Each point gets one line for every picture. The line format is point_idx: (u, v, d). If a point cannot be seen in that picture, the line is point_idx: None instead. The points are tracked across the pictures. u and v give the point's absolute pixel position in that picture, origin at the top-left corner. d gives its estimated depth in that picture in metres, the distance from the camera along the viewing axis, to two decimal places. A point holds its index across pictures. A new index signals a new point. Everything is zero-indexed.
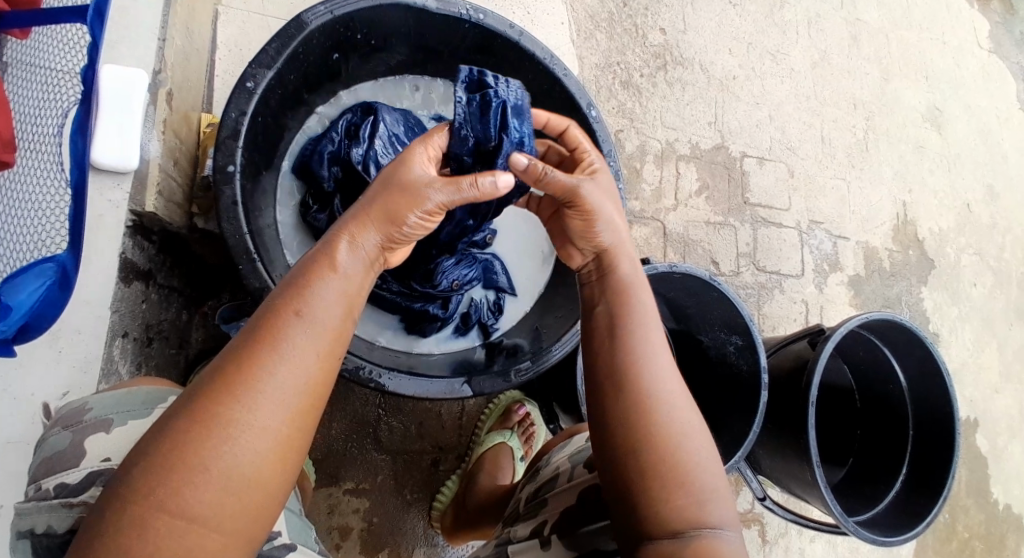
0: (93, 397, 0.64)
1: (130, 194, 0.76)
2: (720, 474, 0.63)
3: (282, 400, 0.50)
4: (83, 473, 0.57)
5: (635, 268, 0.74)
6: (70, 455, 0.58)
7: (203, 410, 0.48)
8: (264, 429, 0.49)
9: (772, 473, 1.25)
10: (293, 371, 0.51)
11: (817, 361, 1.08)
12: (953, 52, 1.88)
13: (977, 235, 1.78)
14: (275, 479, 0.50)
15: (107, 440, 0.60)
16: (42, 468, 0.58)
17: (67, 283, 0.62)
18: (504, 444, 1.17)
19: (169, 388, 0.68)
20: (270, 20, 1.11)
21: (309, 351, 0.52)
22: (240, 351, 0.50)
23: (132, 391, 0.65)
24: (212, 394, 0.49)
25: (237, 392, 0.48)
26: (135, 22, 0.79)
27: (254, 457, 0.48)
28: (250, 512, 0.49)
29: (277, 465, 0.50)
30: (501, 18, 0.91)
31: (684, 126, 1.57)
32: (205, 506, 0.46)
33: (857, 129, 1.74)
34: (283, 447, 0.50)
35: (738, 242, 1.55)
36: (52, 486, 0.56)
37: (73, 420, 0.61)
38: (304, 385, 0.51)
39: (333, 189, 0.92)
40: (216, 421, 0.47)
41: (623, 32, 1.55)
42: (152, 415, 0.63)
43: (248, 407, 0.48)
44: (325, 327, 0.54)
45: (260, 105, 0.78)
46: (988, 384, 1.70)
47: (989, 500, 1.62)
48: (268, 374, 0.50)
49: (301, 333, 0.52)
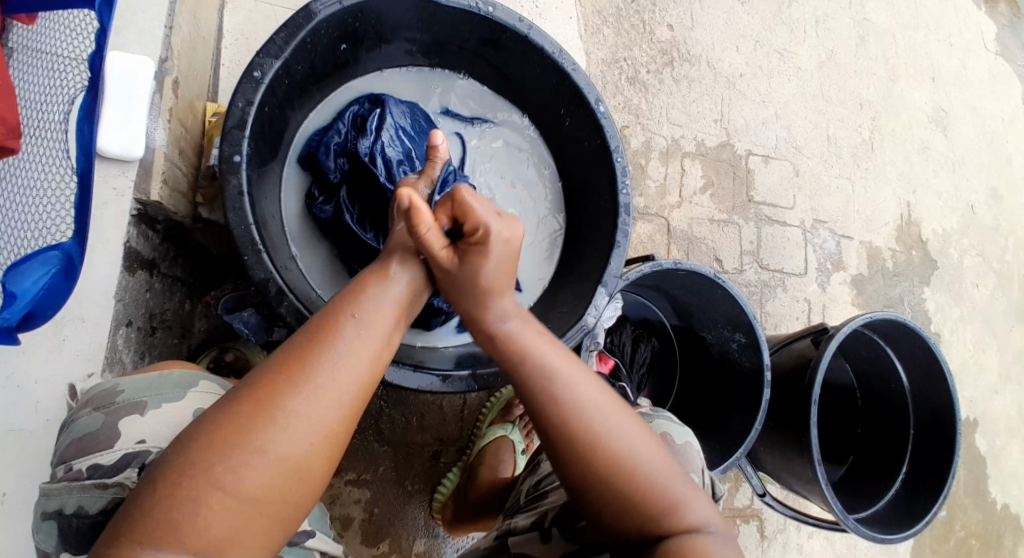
0: (123, 380, 0.64)
1: (135, 182, 0.75)
2: (688, 481, 0.65)
3: (337, 394, 0.54)
4: (117, 454, 0.58)
5: (517, 307, 0.71)
6: (103, 436, 0.58)
7: (263, 395, 0.51)
8: (317, 418, 0.52)
9: (773, 471, 1.25)
10: (347, 365, 0.56)
11: (820, 360, 1.08)
12: (960, 53, 1.88)
13: (980, 236, 1.78)
14: (316, 471, 0.52)
15: (141, 422, 0.60)
16: (71, 449, 0.58)
17: (71, 271, 0.62)
18: (505, 438, 1.16)
19: (198, 372, 0.68)
20: (278, 10, 1.10)
21: (363, 350, 0.57)
22: (299, 346, 0.55)
23: (163, 375, 0.65)
24: (274, 380, 0.52)
25: (297, 381, 0.52)
26: (142, 9, 0.78)
27: (304, 446, 0.51)
28: (289, 499, 0.51)
29: (321, 457, 0.53)
30: (510, 11, 0.89)
31: (690, 122, 1.56)
32: (253, 488, 0.48)
33: (863, 129, 1.73)
34: (328, 441, 0.53)
35: (741, 239, 1.55)
36: (84, 467, 0.57)
37: (104, 402, 0.61)
38: (356, 380, 0.56)
39: (339, 180, 0.92)
40: (274, 407, 0.51)
41: (631, 28, 1.54)
42: (186, 400, 0.63)
43: (306, 397, 0.52)
44: (375, 329, 0.60)
45: (267, 95, 0.77)
46: (989, 385, 1.70)
47: (987, 501, 1.62)
48: (326, 365, 0.54)
49: (356, 332, 0.58)
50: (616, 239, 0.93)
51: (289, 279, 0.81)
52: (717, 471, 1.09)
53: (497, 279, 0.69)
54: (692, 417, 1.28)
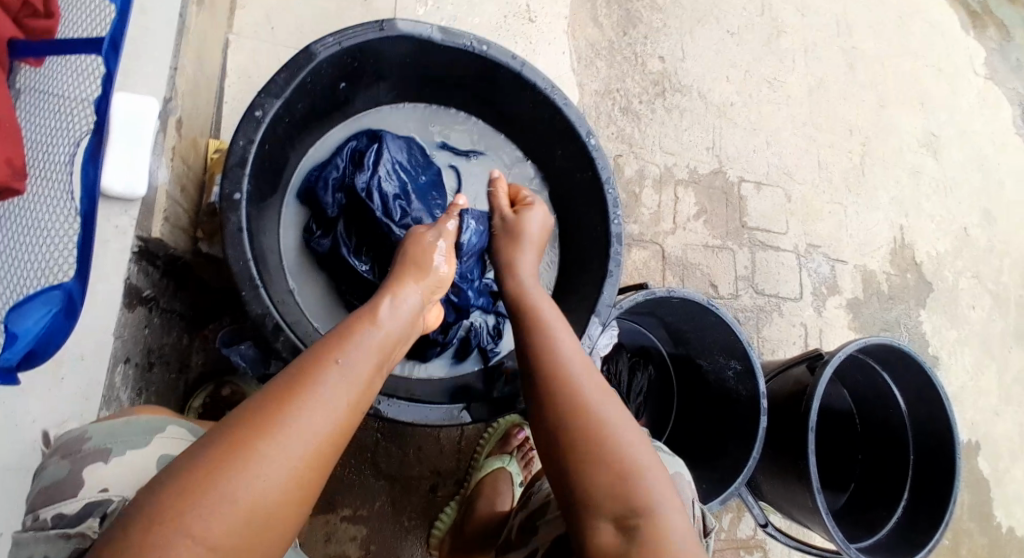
0: (91, 426, 0.65)
1: (136, 221, 0.77)
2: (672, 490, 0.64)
3: (312, 436, 0.53)
4: (80, 503, 0.58)
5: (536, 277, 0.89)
6: (68, 484, 0.59)
7: (237, 439, 0.51)
8: (288, 466, 0.51)
9: (774, 500, 1.24)
10: (325, 415, 0.55)
11: (817, 386, 1.09)
12: (947, 79, 1.92)
13: (974, 258, 1.80)
14: (285, 517, 0.51)
15: (104, 470, 0.60)
16: (39, 499, 0.59)
17: (72, 310, 0.63)
18: (503, 470, 1.17)
19: (168, 417, 0.69)
20: (279, 50, 1.13)
21: (341, 396, 0.57)
22: (278, 389, 0.55)
23: (131, 419, 0.66)
24: (251, 426, 0.51)
25: (273, 424, 0.52)
26: (146, 53, 0.80)
27: (275, 490, 0.50)
28: (255, 546, 0.49)
29: (291, 506, 0.51)
30: (503, 49, 0.92)
31: (683, 150, 1.59)
32: (221, 535, 0.47)
33: (854, 154, 1.76)
34: (296, 488, 0.52)
35: (736, 265, 1.57)
36: (49, 516, 0.57)
37: (71, 450, 0.61)
38: (332, 429, 0.55)
39: (337, 215, 0.94)
40: (250, 449, 0.50)
41: (623, 60, 1.58)
42: (151, 445, 0.63)
43: (279, 440, 0.51)
44: (357, 377, 0.60)
45: (268, 133, 0.79)
46: (988, 406, 1.70)
47: (991, 525, 1.61)
48: (304, 413, 0.54)
49: (335, 377, 0.58)
50: (609, 268, 0.94)
51: (287, 314, 0.82)
52: (716, 502, 1.08)
53: (534, 234, 0.93)
54: (689, 443, 1.28)
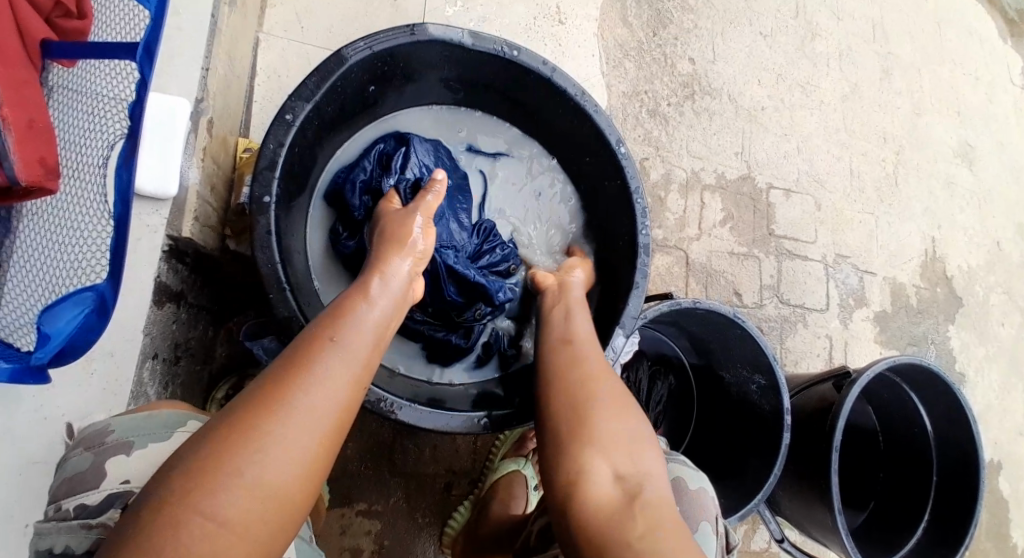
0: (116, 420, 0.65)
1: (167, 220, 0.77)
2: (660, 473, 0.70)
3: (314, 413, 0.55)
4: (102, 495, 0.58)
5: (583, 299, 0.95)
6: (91, 477, 0.59)
7: (241, 422, 0.52)
8: (293, 444, 0.52)
9: (792, 516, 1.22)
10: (323, 394, 0.56)
11: (843, 404, 1.06)
12: (987, 87, 1.86)
13: (1007, 273, 1.75)
14: (297, 493, 0.53)
15: (126, 463, 0.60)
16: (62, 489, 0.59)
17: (104, 311, 0.62)
18: (518, 473, 1.16)
19: (189, 413, 0.69)
20: (309, 48, 1.13)
21: (340, 374, 0.58)
22: (276, 372, 0.56)
23: (154, 414, 0.66)
24: (252, 409, 0.53)
25: (274, 407, 0.53)
26: (181, 52, 0.80)
27: (283, 466, 0.51)
28: (269, 524, 0.50)
29: (301, 482, 0.53)
30: (534, 54, 0.90)
31: (710, 155, 1.56)
32: (235, 512, 0.48)
33: (887, 163, 1.72)
34: (306, 466, 0.53)
35: (761, 273, 1.54)
36: (72, 506, 0.57)
37: (94, 442, 0.62)
38: (333, 405, 0.57)
39: (363, 218, 0.92)
40: (254, 430, 0.51)
41: (652, 61, 1.56)
42: (174, 439, 0.63)
43: (282, 420, 0.53)
44: (354, 354, 0.61)
45: (298, 136, 0.79)
46: (1015, 426, 1.65)
47: (1011, 547, 1.57)
48: (304, 393, 0.55)
49: (333, 356, 0.59)
50: (635, 279, 0.92)
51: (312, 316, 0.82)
52: (734, 518, 1.08)
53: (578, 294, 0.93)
54: (709, 456, 1.26)
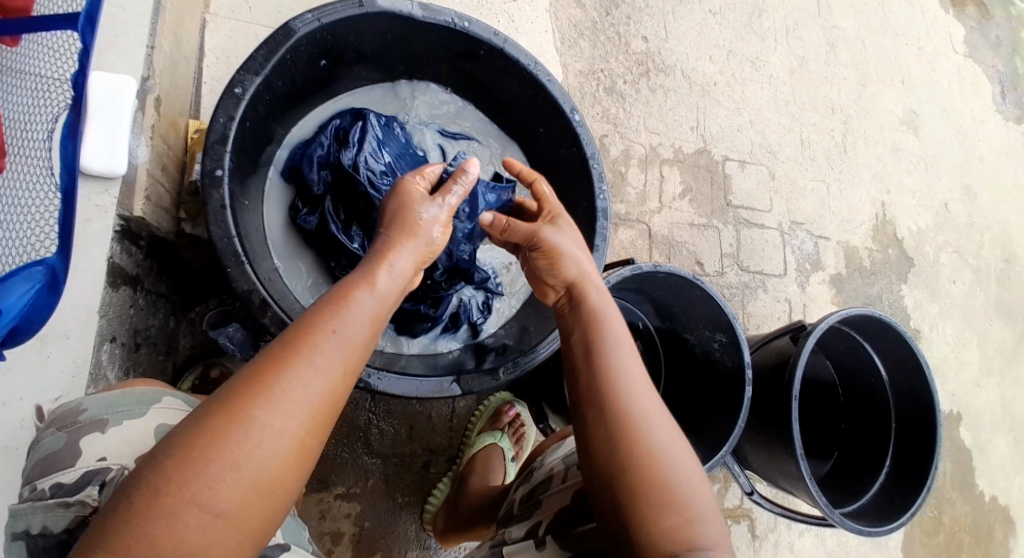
0: (86, 399, 0.66)
1: (118, 199, 0.76)
2: (700, 478, 0.66)
3: (309, 409, 0.54)
4: (79, 472, 0.60)
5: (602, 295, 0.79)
6: (65, 455, 0.61)
7: (238, 409, 0.52)
8: (285, 437, 0.52)
9: (761, 469, 1.27)
10: (319, 387, 0.55)
11: (799, 356, 1.11)
12: (928, 57, 1.94)
13: (955, 233, 1.83)
14: (290, 483, 0.54)
15: (102, 440, 0.62)
16: (36, 469, 0.61)
17: (55, 286, 0.62)
18: (495, 446, 1.19)
19: (162, 389, 0.70)
20: (258, 29, 1.12)
21: (336, 366, 0.57)
22: (275, 360, 0.55)
23: (127, 391, 0.67)
24: (245, 398, 0.52)
25: (268, 399, 0.52)
26: (123, 30, 0.79)
27: (276, 458, 0.52)
28: (259, 511, 0.52)
29: (291, 470, 0.54)
30: (485, 25, 0.92)
31: (666, 130, 1.60)
32: (228, 502, 0.50)
33: (836, 132, 1.78)
34: (297, 457, 0.54)
35: (721, 242, 1.58)
36: (47, 487, 0.59)
37: (67, 421, 0.63)
38: (325, 398, 0.56)
39: (323, 192, 0.94)
40: (247, 422, 0.51)
41: (606, 40, 1.58)
42: (145, 417, 0.65)
43: (277, 413, 0.52)
44: (354, 345, 0.59)
45: (248, 110, 0.79)
46: (970, 378, 1.74)
47: (975, 493, 1.65)
48: (300, 387, 0.54)
49: (332, 348, 0.57)
50: (595, 242, 0.95)
51: (274, 292, 0.82)
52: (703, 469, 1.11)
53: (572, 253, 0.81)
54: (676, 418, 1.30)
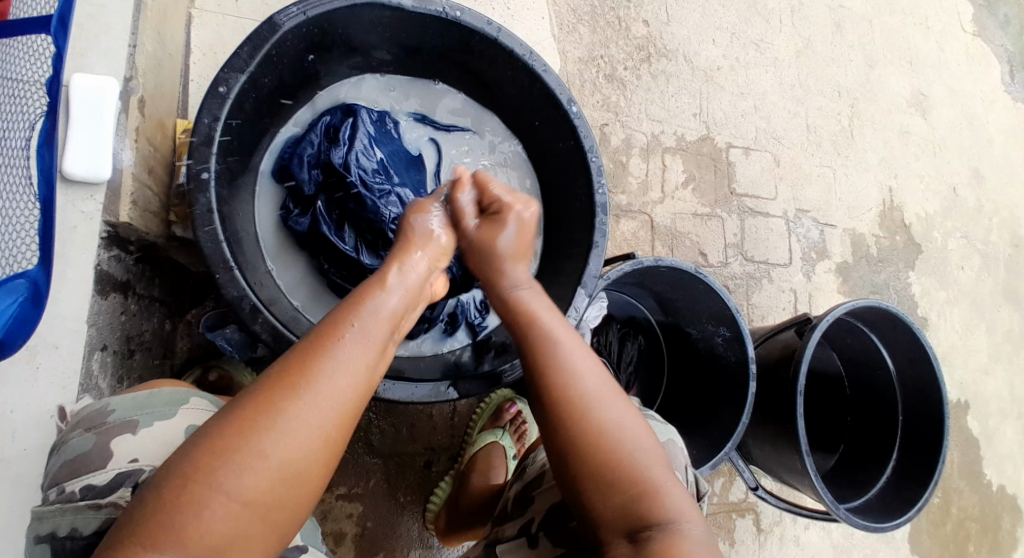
0: (114, 399, 0.66)
1: (103, 205, 0.74)
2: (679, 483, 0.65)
3: (335, 406, 0.55)
4: (110, 475, 0.60)
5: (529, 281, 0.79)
6: (95, 456, 0.61)
7: (264, 399, 0.53)
8: (310, 429, 0.53)
9: (764, 463, 1.25)
10: (343, 378, 0.56)
11: (804, 350, 1.08)
12: (937, 37, 1.89)
13: (963, 218, 1.80)
14: (312, 482, 0.54)
15: (133, 441, 0.62)
16: (63, 471, 0.61)
17: (38, 300, 0.64)
18: (495, 443, 1.17)
19: (188, 389, 0.70)
20: (245, 23, 1.09)
21: (358, 358, 0.57)
22: (299, 351, 0.56)
23: (154, 391, 0.68)
24: (271, 389, 0.53)
25: (294, 389, 0.53)
26: (104, 28, 0.77)
27: (301, 448, 0.52)
28: (284, 504, 0.52)
29: (318, 465, 0.54)
30: (477, 14, 0.89)
31: (669, 118, 1.56)
32: (253, 492, 0.50)
33: (842, 117, 1.74)
34: (324, 449, 0.54)
35: (725, 232, 1.56)
36: (77, 489, 0.59)
37: (95, 422, 0.63)
38: (351, 391, 0.56)
39: (314, 192, 0.92)
40: (275, 413, 0.52)
41: (606, 25, 1.54)
42: (177, 417, 0.65)
43: (301, 404, 0.53)
44: (375, 340, 0.60)
45: (234, 110, 0.76)
46: (978, 365, 1.71)
47: (982, 481, 1.64)
48: (322, 378, 0.55)
49: (354, 341, 0.58)
50: (594, 239, 0.93)
51: (264, 296, 0.80)
52: (706, 467, 1.10)
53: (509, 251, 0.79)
54: (679, 416, 1.29)
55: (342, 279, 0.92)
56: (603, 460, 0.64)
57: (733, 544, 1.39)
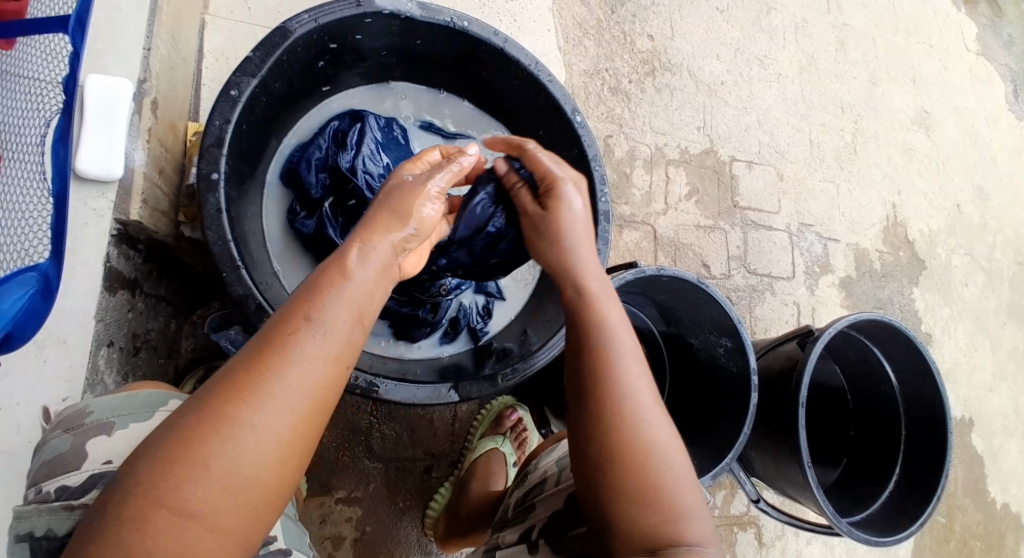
0: (93, 400, 0.66)
1: (114, 203, 0.76)
2: (690, 487, 0.64)
3: (292, 409, 0.52)
4: (84, 475, 0.59)
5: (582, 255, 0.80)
6: (71, 457, 0.60)
7: (216, 405, 0.51)
8: (266, 435, 0.51)
9: (766, 475, 1.25)
10: (299, 378, 0.53)
11: (807, 361, 1.08)
12: (940, 55, 1.90)
13: (967, 234, 1.80)
14: (272, 492, 0.52)
15: (108, 443, 0.62)
16: (41, 472, 0.61)
17: (48, 292, 0.64)
18: (496, 450, 1.18)
19: (170, 391, 0.70)
20: (257, 30, 1.11)
21: (317, 356, 0.55)
22: (253, 351, 0.53)
23: (134, 393, 0.67)
24: (222, 395, 0.51)
25: (245, 394, 0.51)
26: (120, 32, 0.79)
27: (256, 456, 0.50)
28: (245, 513, 0.50)
29: (276, 470, 0.52)
30: (485, 24, 0.90)
31: (673, 130, 1.58)
32: (203, 505, 0.48)
33: (846, 132, 1.75)
34: (280, 455, 0.52)
35: (728, 245, 1.56)
36: (52, 489, 0.59)
37: (73, 423, 0.63)
38: (308, 392, 0.54)
39: (321, 196, 0.93)
40: (225, 420, 0.50)
41: (612, 39, 1.57)
42: (155, 418, 0.65)
43: (254, 410, 0.51)
44: (336, 335, 0.56)
45: (245, 113, 0.78)
46: (983, 383, 1.71)
47: (987, 501, 1.62)
48: (276, 380, 0.52)
49: (312, 338, 0.55)
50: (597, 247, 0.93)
51: (269, 296, 0.81)
52: (708, 476, 1.09)
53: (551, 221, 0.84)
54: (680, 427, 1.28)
55: None
56: (618, 476, 0.63)
57: None
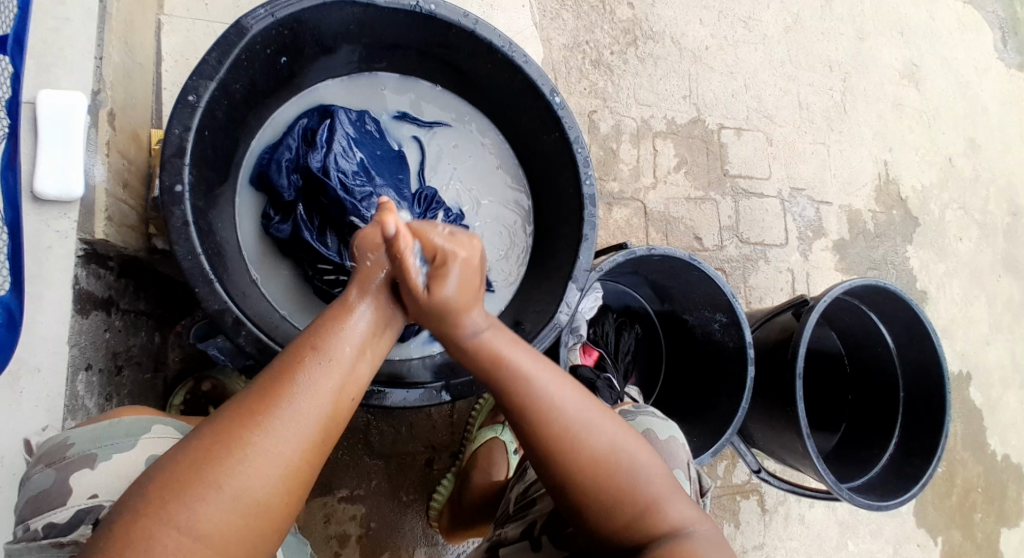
0: (73, 432, 0.64)
1: (78, 223, 0.73)
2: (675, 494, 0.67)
3: (299, 436, 0.54)
4: (71, 511, 0.59)
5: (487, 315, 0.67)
6: (56, 493, 0.59)
7: (226, 431, 0.52)
8: (273, 457, 0.52)
9: (766, 446, 1.25)
10: (307, 407, 0.55)
11: (802, 332, 1.07)
12: (928, 5, 1.85)
13: (960, 188, 1.78)
14: (276, 516, 0.53)
15: (92, 476, 0.60)
16: (28, 508, 0.60)
17: (13, 324, 0.66)
18: (497, 438, 1.15)
19: (151, 416, 0.68)
20: (217, 26, 1.07)
21: (325, 383, 0.57)
22: (266, 380, 0.55)
23: (113, 422, 0.65)
24: (232, 421, 0.53)
25: (253, 420, 0.53)
26: (68, 43, 0.75)
27: (263, 479, 0.52)
28: (250, 535, 0.51)
29: (282, 497, 0.53)
30: (452, 7, 0.86)
31: (658, 101, 1.54)
32: (210, 525, 0.49)
33: (835, 92, 1.72)
34: (288, 478, 0.53)
35: (719, 215, 1.54)
36: (40, 526, 0.58)
37: (56, 457, 0.61)
38: (316, 418, 0.56)
39: (294, 198, 0.91)
40: (236, 443, 0.52)
41: (590, 9, 1.51)
42: (137, 447, 0.63)
43: (263, 434, 0.53)
44: (341, 364, 0.59)
45: (206, 118, 0.75)
46: (979, 336, 1.70)
47: (987, 452, 1.63)
48: (285, 406, 0.54)
49: (319, 367, 0.57)
50: (584, 232, 0.91)
51: (246, 305, 0.79)
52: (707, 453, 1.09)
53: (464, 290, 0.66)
54: (678, 403, 1.28)
55: (326, 285, 0.90)
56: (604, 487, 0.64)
57: (739, 527, 1.39)
